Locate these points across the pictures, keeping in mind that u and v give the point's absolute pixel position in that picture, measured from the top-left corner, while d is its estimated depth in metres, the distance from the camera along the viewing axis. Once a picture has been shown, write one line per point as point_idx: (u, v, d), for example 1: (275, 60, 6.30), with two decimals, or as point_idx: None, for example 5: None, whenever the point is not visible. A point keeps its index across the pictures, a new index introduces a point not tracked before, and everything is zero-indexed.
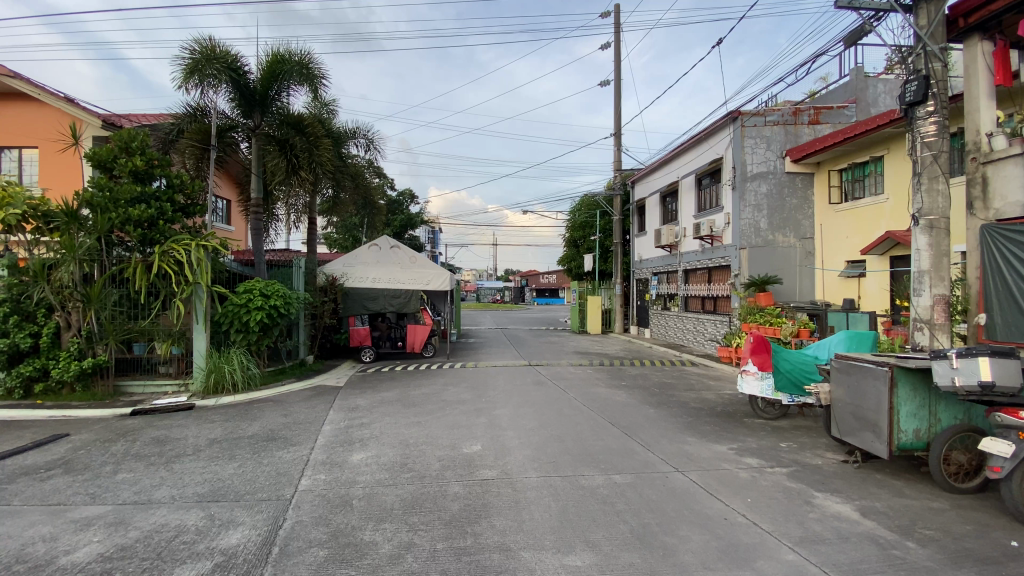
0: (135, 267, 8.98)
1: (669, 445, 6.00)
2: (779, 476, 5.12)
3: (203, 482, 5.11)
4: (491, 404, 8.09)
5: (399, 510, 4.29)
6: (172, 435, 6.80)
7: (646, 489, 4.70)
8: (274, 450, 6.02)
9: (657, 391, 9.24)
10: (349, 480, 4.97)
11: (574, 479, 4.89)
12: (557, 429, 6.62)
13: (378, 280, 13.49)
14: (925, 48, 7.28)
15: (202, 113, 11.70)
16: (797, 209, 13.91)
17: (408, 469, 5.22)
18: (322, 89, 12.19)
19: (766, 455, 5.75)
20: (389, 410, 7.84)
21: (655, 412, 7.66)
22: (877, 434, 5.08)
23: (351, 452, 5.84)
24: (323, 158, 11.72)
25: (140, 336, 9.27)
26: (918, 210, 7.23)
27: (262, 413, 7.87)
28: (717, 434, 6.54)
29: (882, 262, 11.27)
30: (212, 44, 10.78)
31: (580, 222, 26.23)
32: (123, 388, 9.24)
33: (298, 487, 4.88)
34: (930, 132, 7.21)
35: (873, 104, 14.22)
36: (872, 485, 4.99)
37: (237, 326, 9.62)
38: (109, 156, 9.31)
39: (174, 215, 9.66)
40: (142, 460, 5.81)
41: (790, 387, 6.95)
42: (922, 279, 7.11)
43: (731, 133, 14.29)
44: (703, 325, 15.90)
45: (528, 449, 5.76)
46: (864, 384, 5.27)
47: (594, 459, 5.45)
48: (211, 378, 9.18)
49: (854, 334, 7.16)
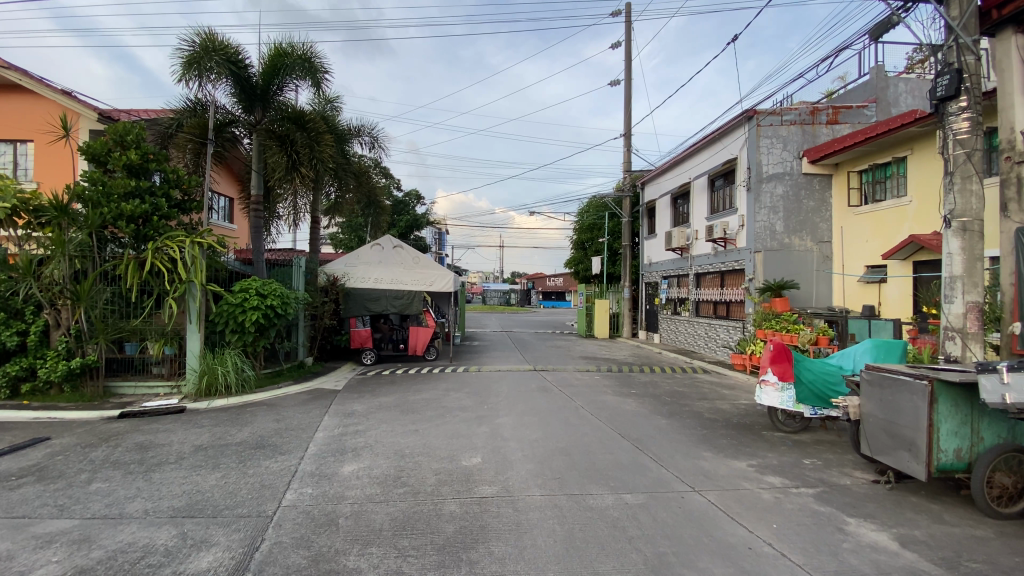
0: (127, 264, 8.66)
1: (684, 460, 5.58)
2: (806, 499, 4.68)
3: (180, 495, 4.74)
4: (493, 412, 7.69)
5: (388, 532, 3.90)
6: (157, 440, 6.44)
7: (660, 512, 4.28)
8: (261, 459, 5.65)
9: (668, 399, 8.81)
10: (336, 496, 4.59)
11: (581, 499, 4.47)
12: (563, 440, 6.21)
13: (380, 281, 13.13)
14: (957, 40, 6.81)
15: (202, 108, 11.42)
16: (814, 212, 13.40)
17: (401, 484, 4.83)
18: (324, 84, 11.90)
19: (790, 474, 5.31)
20: (386, 417, 7.46)
21: (667, 422, 7.24)
22: (914, 453, 4.64)
23: (342, 463, 5.46)
24: (324, 154, 11.37)
25: (131, 336, 8.96)
26: (950, 211, 6.76)
27: (255, 417, 7.52)
28: (735, 448, 6.11)
29: (904, 267, 10.79)
30: (212, 35, 10.47)
31: (588, 223, 25.60)
32: (113, 389, 8.94)
33: (282, 502, 4.49)
34: (964, 129, 6.75)
35: (894, 104, 13.74)
36: (909, 509, 4.54)
37: (233, 327, 9.26)
38: (103, 149, 9.00)
39: (169, 211, 9.36)
40: (121, 468, 5.46)
41: (812, 399, 6.53)
42: (954, 285, 6.64)
43: (747, 132, 13.81)
44: (714, 331, 15.46)
45: (531, 463, 5.35)
46: (899, 399, 4.82)
47: (603, 475, 5.04)
48: (203, 380, 8.85)
49: (882, 342, 6.60)
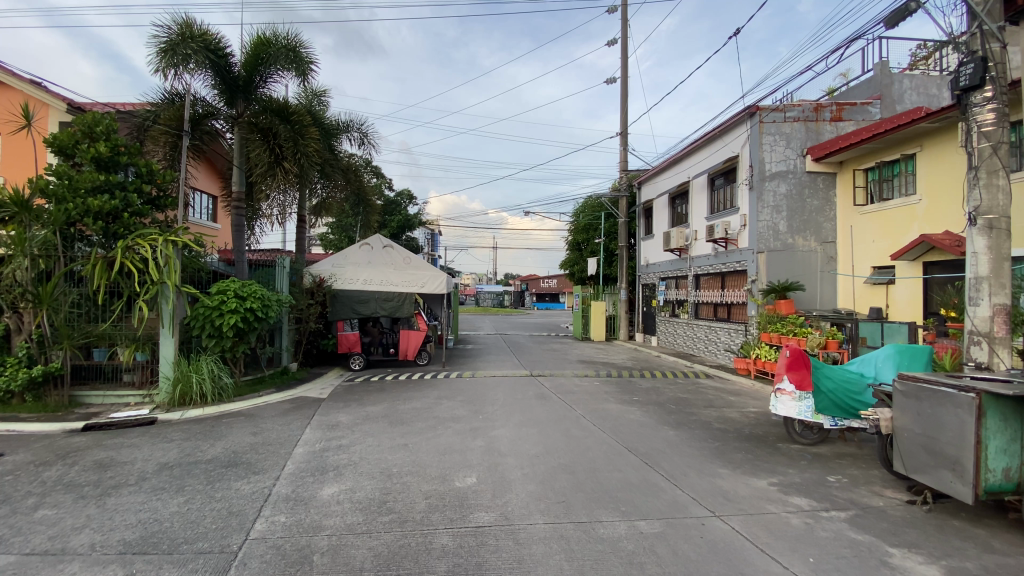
0: (94, 263, 8.05)
1: (699, 479, 5.09)
2: (840, 525, 4.20)
3: (135, 524, 4.17)
4: (488, 423, 7.16)
5: (369, 572, 3.36)
6: (119, 457, 5.86)
7: (679, 543, 3.77)
8: (232, 480, 5.08)
9: (674, 408, 8.31)
10: (313, 525, 4.05)
11: (589, 528, 3.95)
12: (566, 455, 5.70)
13: (370, 282, 12.56)
14: (981, 27, 6.33)
15: (179, 99, 10.82)
16: (818, 211, 13.00)
17: (386, 511, 4.29)
18: (311, 76, 11.32)
19: (815, 494, 4.82)
20: (373, 429, 6.91)
21: (676, 433, 6.74)
22: (959, 474, 4.18)
23: (322, 484, 4.91)
24: (309, 148, 10.81)
25: (100, 341, 8.36)
26: (974, 208, 6.31)
27: (230, 430, 6.96)
28: (752, 464, 5.62)
29: (914, 268, 10.38)
30: (189, 22, 9.88)
31: (584, 224, 25.05)
32: (80, 398, 8.32)
33: (249, 534, 3.95)
34: (989, 120, 6.29)
35: (899, 101, 13.39)
36: (954, 537, 4.08)
37: (209, 331, 8.68)
38: (70, 142, 8.43)
39: (142, 208, 8.79)
40: (73, 492, 4.88)
41: (833, 409, 6.01)
42: (980, 287, 6.17)
43: (749, 128, 13.37)
44: (715, 334, 15.04)
45: (532, 484, 4.83)
46: (940, 413, 4.37)
47: (612, 498, 4.53)
48: (177, 390, 8.24)
49: (905, 348, 6.15)
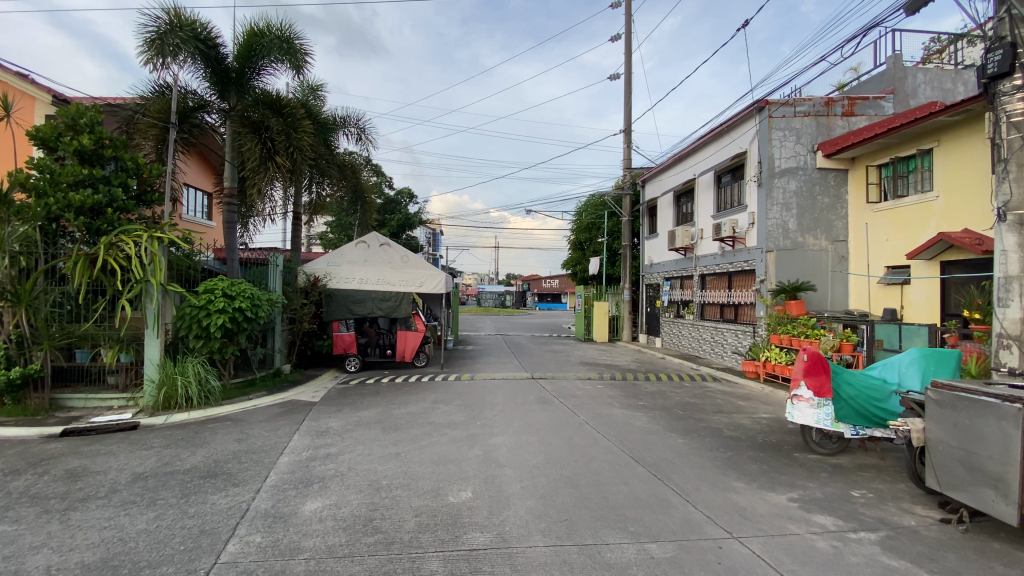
0: (75, 261, 7.68)
1: (712, 494, 4.70)
2: (871, 548, 3.81)
3: (98, 544, 3.81)
4: (487, 429, 6.78)
5: None
6: (93, 466, 5.51)
7: (695, 571, 3.38)
8: (208, 493, 4.72)
9: (682, 413, 7.92)
10: (290, 547, 3.68)
11: (595, 552, 3.58)
12: (568, 466, 5.31)
13: (366, 281, 11.90)
14: (1010, 11, 5.83)
15: (169, 92, 10.46)
16: (829, 208, 12.58)
17: (372, 530, 3.91)
18: (305, 68, 10.95)
19: (841, 512, 4.43)
20: (365, 436, 6.54)
21: (686, 442, 6.35)
22: (1002, 492, 3.79)
23: (305, 498, 4.54)
24: (302, 142, 10.42)
25: (82, 342, 8.02)
26: (1004, 203, 5.86)
27: (214, 436, 6.59)
28: (769, 476, 5.22)
29: (931, 267, 9.96)
30: (177, 11, 9.50)
31: (586, 223, 24.68)
32: (61, 401, 7.97)
33: (220, 557, 3.58)
34: (1019, 110, 5.78)
35: (912, 95, 12.98)
36: (998, 562, 3.68)
37: (197, 332, 8.30)
38: (53, 134, 8.09)
39: (127, 203, 8.41)
40: (37, 505, 4.52)
41: (854, 418, 5.63)
42: (1010, 286, 5.72)
43: (758, 124, 12.97)
44: (721, 335, 14.65)
45: (532, 499, 4.46)
46: (981, 424, 3.98)
47: (619, 516, 4.15)
48: (162, 392, 7.89)
49: (931, 352, 5.72)
